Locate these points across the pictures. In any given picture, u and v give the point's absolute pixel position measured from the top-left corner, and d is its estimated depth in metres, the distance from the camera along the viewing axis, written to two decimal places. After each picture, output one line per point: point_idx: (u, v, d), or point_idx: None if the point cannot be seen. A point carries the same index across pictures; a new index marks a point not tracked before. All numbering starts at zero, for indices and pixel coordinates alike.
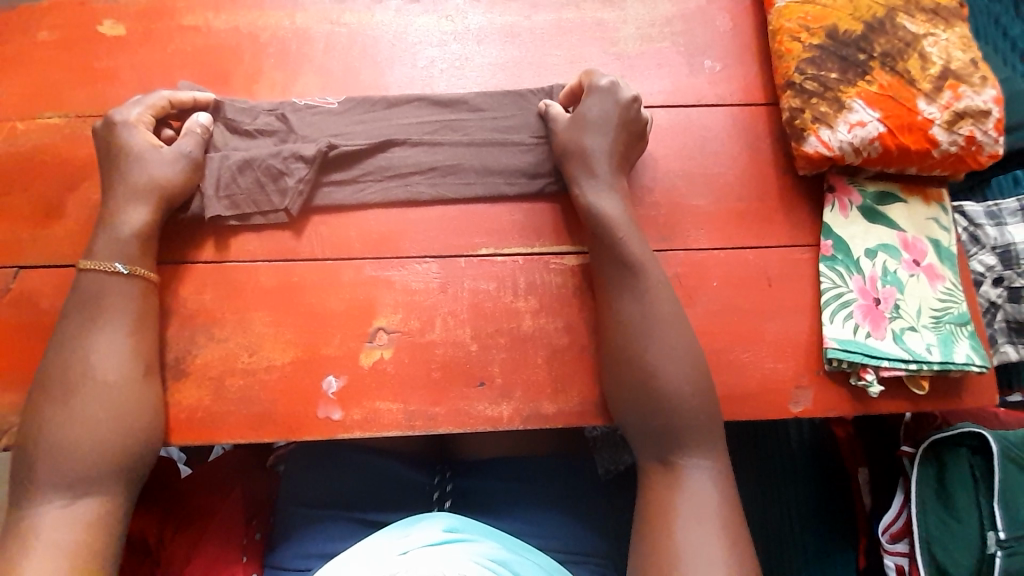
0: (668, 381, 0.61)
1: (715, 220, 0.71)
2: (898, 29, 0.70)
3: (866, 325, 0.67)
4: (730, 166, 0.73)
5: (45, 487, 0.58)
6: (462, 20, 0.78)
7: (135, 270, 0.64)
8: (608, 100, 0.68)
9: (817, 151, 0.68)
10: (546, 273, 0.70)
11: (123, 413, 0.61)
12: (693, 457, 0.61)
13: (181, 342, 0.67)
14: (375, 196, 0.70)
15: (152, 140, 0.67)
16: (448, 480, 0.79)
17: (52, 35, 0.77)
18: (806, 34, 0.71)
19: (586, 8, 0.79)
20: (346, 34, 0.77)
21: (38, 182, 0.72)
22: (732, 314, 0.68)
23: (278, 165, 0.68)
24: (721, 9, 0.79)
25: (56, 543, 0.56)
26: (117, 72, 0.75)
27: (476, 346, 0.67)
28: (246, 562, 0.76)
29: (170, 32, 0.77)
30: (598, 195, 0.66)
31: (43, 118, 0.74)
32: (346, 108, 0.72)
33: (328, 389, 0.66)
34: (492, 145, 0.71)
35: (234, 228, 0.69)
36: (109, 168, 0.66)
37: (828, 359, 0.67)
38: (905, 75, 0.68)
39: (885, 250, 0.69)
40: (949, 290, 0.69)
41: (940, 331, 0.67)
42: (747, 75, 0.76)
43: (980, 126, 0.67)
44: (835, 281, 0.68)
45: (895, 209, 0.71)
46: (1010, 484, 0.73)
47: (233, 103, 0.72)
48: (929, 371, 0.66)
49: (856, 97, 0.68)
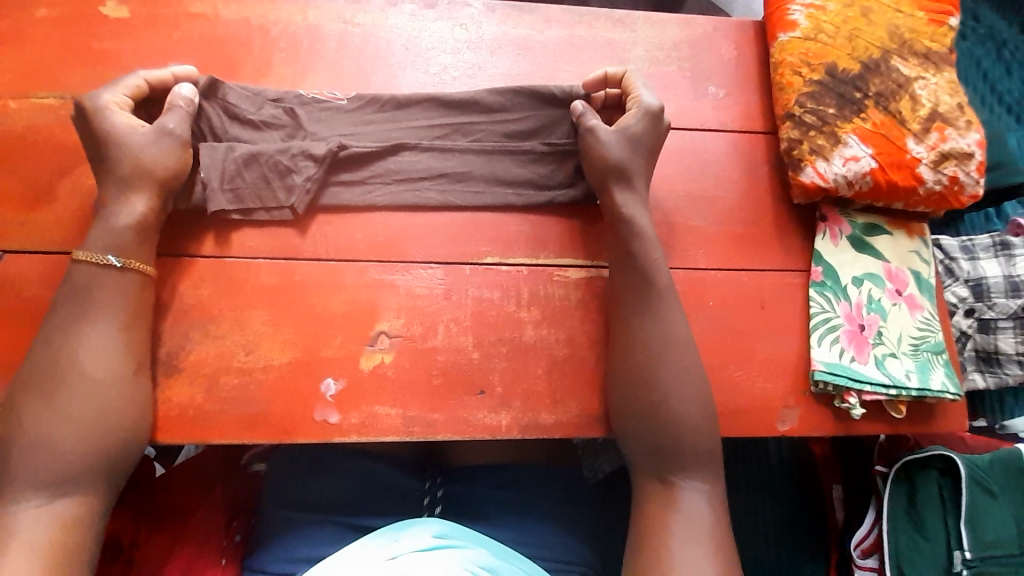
0: (668, 394, 0.64)
1: (714, 241, 0.74)
2: (892, 71, 0.75)
3: (851, 349, 0.70)
4: (730, 189, 0.76)
5: (19, 487, 0.55)
6: (476, 29, 0.78)
7: (130, 263, 0.62)
8: (657, 123, 0.70)
9: (812, 181, 0.71)
10: (549, 285, 0.71)
11: (109, 411, 0.59)
12: (683, 469, 0.63)
13: (175, 338, 0.65)
14: (383, 199, 0.70)
15: (134, 122, 0.65)
16: (439, 485, 0.79)
17: (50, 13, 0.74)
18: (807, 69, 0.75)
19: (597, 27, 0.80)
20: (359, 34, 0.76)
21: (26, 164, 0.69)
22: (727, 333, 0.71)
23: (286, 161, 0.67)
24: (726, 39, 0.82)
25: (27, 545, 0.54)
26: (119, 56, 0.73)
27: (478, 354, 0.68)
28: (226, 564, 0.75)
29: (177, 19, 0.75)
30: (632, 201, 0.68)
31: (36, 98, 0.72)
32: (356, 108, 0.72)
33: (326, 392, 0.65)
34: (500, 154, 0.72)
35: (236, 223, 0.68)
36: (97, 156, 0.64)
37: (814, 380, 0.70)
38: (896, 115, 0.73)
39: (870, 278, 0.73)
40: (927, 320, 0.73)
41: (917, 358, 0.71)
42: (750, 103, 0.79)
43: (963, 167, 0.72)
44: (824, 306, 0.71)
45: (881, 241, 0.75)
46: (976, 506, 0.77)
47: (235, 90, 0.70)
48: (907, 396, 0.70)
49: (851, 133, 0.71)
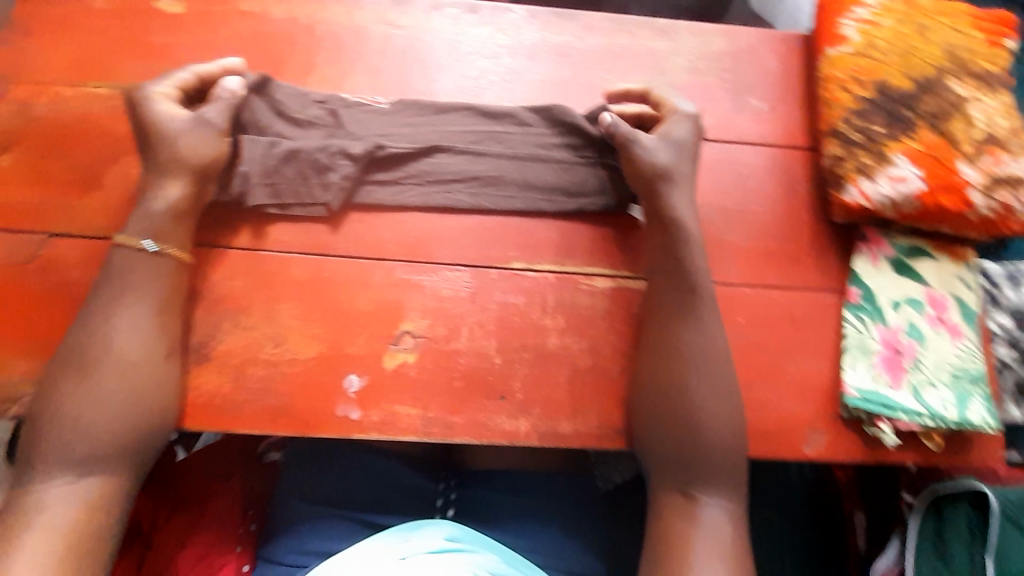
0: (693, 412, 0.62)
1: (748, 257, 0.72)
2: (946, 90, 0.72)
3: (885, 375, 0.68)
4: (767, 205, 0.74)
5: (51, 462, 0.57)
6: (516, 35, 0.78)
7: (165, 249, 0.63)
8: (695, 129, 0.70)
9: (855, 201, 0.68)
10: (575, 293, 0.70)
11: (139, 394, 0.60)
12: (703, 491, 0.61)
13: (207, 327, 0.66)
14: (415, 200, 0.70)
15: (176, 111, 0.66)
16: (452, 488, 0.78)
17: (107, 6, 0.77)
18: (855, 85, 0.72)
19: (638, 35, 0.79)
20: (401, 37, 0.77)
21: (77, 151, 0.72)
22: (757, 353, 0.69)
23: (325, 159, 0.68)
24: (770, 51, 0.80)
25: (54, 521, 0.56)
26: (170, 50, 0.75)
27: (501, 359, 0.67)
28: (240, 552, 0.76)
29: (227, 16, 0.77)
30: (680, 201, 0.67)
31: (90, 87, 0.74)
32: (395, 110, 0.73)
33: (348, 388, 0.65)
34: (533, 159, 0.72)
35: (272, 217, 0.69)
36: (142, 143, 0.66)
37: (846, 406, 0.67)
38: (948, 136, 0.70)
39: (910, 303, 0.70)
40: (968, 349, 0.70)
41: (956, 388, 0.68)
42: (792, 118, 0.77)
43: (1017, 193, 0.68)
44: (858, 329, 0.69)
45: (923, 264, 0.72)
46: (1005, 544, 0.73)
47: (281, 88, 0.72)
48: (944, 428, 0.67)
49: (899, 152, 0.69)
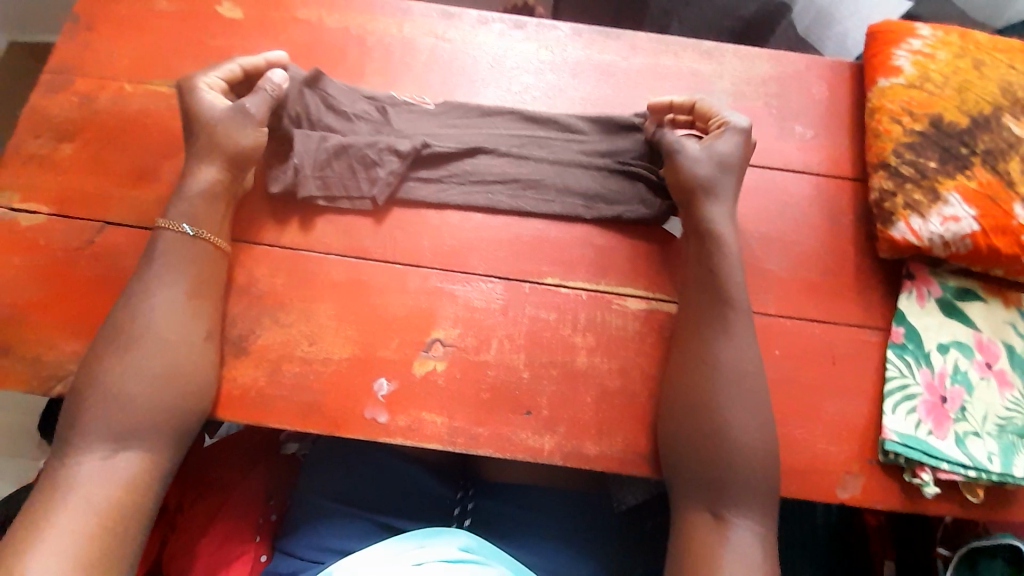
0: (723, 442, 0.61)
1: (786, 288, 0.70)
2: (1003, 129, 0.69)
3: (929, 422, 0.65)
4: (808, 235, 0.72)
5: (87, 438, 0.59)
6: (561, 51, 0.79)
7: (201, 233, 0.66)
8: (744, 142, 0.69)
9: (903, 237, 0.66)
10: (607, 312, 0.69)
11: (175, 375, 0.62)
12: (731, 526, 0.59)
13: (246, 321, 0.68)
14: (456, 198, 0.71)
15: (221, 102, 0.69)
16: (470, 497, 0.79)
17: (172, 8, 0.81)
18: (908, 118, 0.70)
19: (683, 57, 0.79)
20: (448, 49, 0.79)
21: (135, 144, 0.75)
22: (791, 387, 0.67)
23: (373, 155, 0.70)
24: (818, 78, 0.79)
25: (89, 499, 0.57)
26: (227, 52, 0.79)
27: (529, 373, 0.67)
28: (259, 541, 0.77)
29: (284, 22, 0.80)
30: (719, 219, 0.67)
31: (150, 84, 0.78)
32: (441, 111, 0.75)
33: (378, 391, 0.66)
34: (574, 165, 0.72)
35: (321, 209, 0.71)
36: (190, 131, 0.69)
37: (884, 450, 0.65)
38: (1005, 176, 0.67)
39: (958, 347, 0.67)
40: (1017, 400, 0.67)
41: (1002, 441, 0.65)
42: (838, 147, 0.76)
43: None
44: (901, 370, 0.67)
45: (973, 307, 0.69)
46: None
47: (331, 84, 0.74)
48: (987, 481, 0.64)
49: (953, 190, 0.67)
